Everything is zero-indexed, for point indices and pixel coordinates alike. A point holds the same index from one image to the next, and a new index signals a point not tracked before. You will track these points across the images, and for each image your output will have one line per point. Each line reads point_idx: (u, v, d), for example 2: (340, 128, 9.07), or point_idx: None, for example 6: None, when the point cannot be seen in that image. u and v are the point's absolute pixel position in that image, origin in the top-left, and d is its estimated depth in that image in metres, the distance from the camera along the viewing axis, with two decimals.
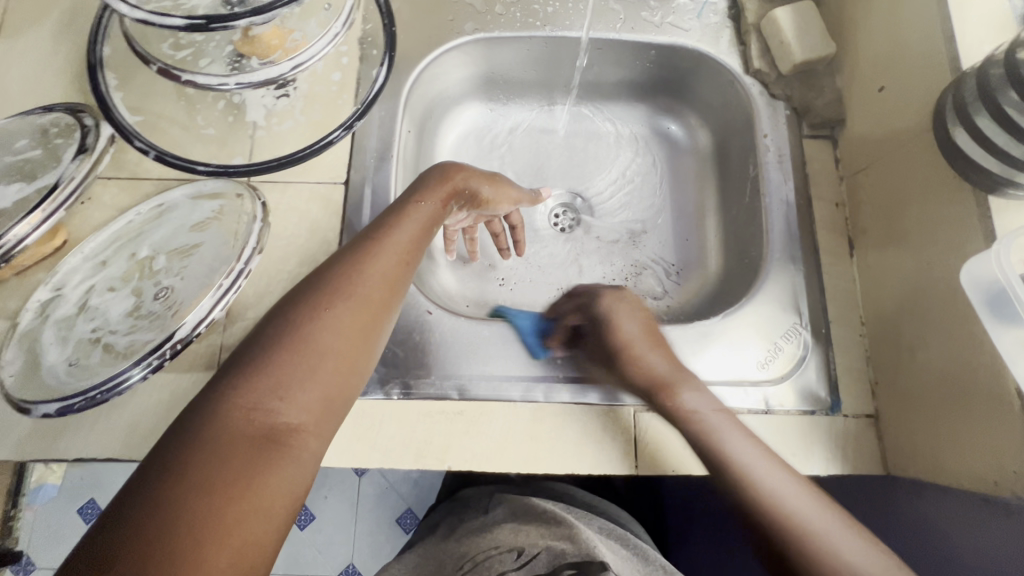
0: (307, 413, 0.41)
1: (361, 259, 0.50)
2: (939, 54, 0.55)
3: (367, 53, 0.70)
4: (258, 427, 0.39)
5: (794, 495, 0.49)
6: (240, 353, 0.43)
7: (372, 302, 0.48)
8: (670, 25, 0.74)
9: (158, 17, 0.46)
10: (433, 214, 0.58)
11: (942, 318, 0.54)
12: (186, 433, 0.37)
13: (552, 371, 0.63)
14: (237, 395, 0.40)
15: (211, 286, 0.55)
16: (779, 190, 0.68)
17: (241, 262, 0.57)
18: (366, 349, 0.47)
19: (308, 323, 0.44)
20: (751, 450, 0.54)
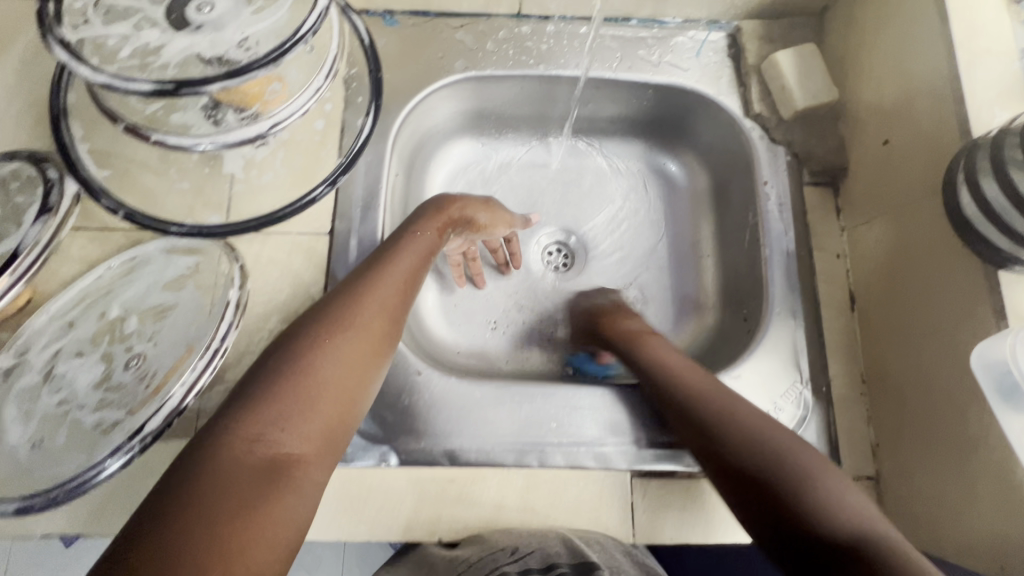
0: (308, 445, 0.41)
1: (359, 292, 0.50)
2: (948, 115, 0.53)
3: (352, 101, 0.66)
4: (260, 457, 0.38)
5: (720, 393, 0.52)
6: (240, 388, 0.42)
7: (371, 332, 0.48)
8: (669, 64, 0.71)
9: (123, 81, 0.43)
10: (428, 245, 0.58)
11: (947, 390, 0.52)
12: (180, 470, 0.36)
13: (548, 434, 0.60)
14: (238, 427, 0.39)
15: (185, 366, 0.52)
16: (779, 240, 0.66)
17: (217, 339, 0.53)
18: (364, 380, 0.46)
19: (309, 354, 0.44)
20: (681, 362, 0.57)
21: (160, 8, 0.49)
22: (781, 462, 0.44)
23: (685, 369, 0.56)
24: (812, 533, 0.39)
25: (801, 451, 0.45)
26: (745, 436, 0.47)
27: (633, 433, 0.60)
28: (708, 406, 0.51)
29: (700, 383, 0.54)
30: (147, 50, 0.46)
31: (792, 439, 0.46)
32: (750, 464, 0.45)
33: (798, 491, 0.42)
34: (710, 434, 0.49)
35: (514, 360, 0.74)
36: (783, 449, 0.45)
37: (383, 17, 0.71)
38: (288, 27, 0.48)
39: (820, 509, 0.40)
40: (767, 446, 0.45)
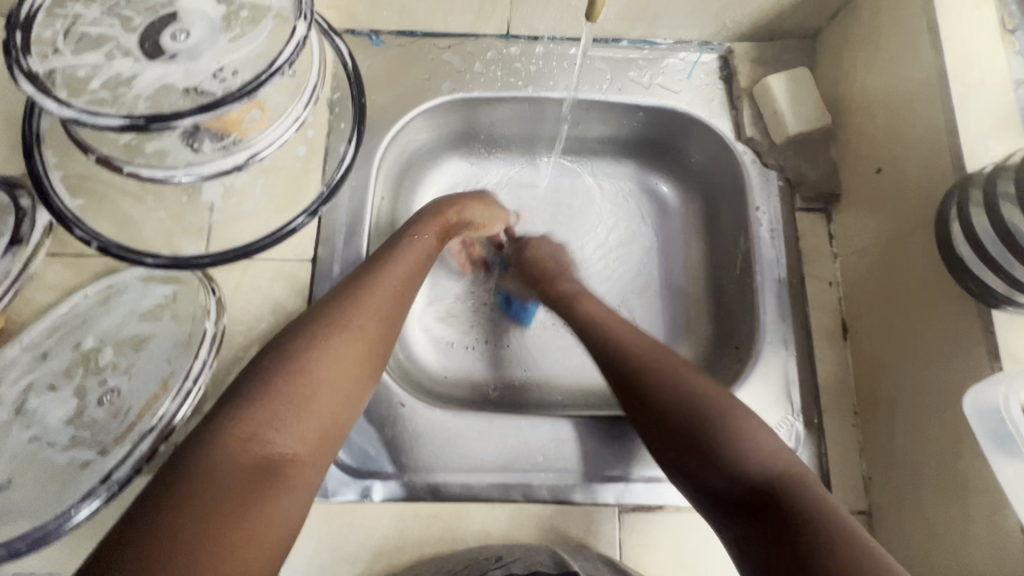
0: (303, 444, 0.43)
1: (355, 294, 0.52)
2: (941, 147, 0.52)
3: (335, 126, 0.63)
4: (256, 457, 0.40)
5: (657, 357, 0.55)
6: (237, 385, 0.44)
7: (366, 335, 0.50)
8: (659, 86, 0.70)
9: (91, 116, 0.41)
10: (426, 249, 0.60)
11: (939, 428, 0.51)
12: (178, 468, 0.38)
13: (533, 468, 0.59)
14: (234, 425, 0.41)
15: (156, 409, 0.51)
16: (770, 267, 0.65)
17: (190, 379, 0.52)
18: (358, 382, 0.48)
19: (304, 356, 0.46)
20: (620, 325, 0.60)
21: (135, 36, 0.48)
22: (718, 436, 0.48)
23: (637, 334, 0.58)
24: (747, 486, 0.45)
25: (746, 417, 0.49)
26: (685, 409, 0.50)
27: (621, 467, 0.59)
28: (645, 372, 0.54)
29: (641, 342, 0.57)
30: (119, 81, 0.45)
31: (729, 410, 0.49)
32: (695, 430, 0.48)
33: (738, 456, 0.46)
34: (650, 401, 0.52)
35: (502, 386, 0.72)
36: (725, 417, 0.49)
37: (369, 38, 0.69)
38: (265, 56, 0.46)
39: (756, 471, 0.45)
40: (712, 415, 0.49)
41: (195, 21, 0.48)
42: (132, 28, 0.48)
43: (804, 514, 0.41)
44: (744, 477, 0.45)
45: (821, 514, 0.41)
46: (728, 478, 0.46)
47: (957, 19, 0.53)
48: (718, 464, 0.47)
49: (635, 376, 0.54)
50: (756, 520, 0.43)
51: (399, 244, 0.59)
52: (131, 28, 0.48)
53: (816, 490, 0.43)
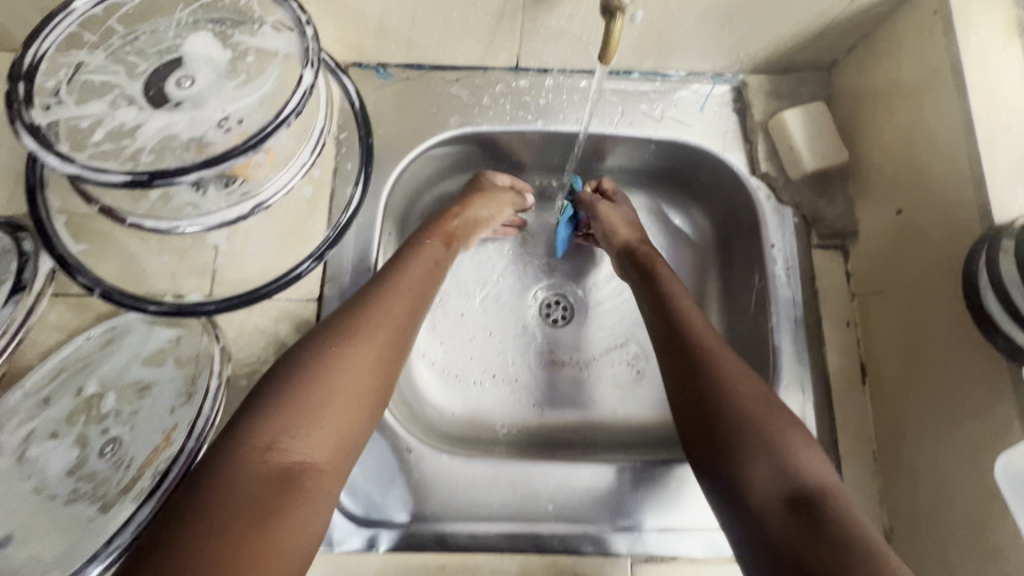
0: (320, 453, 0.44)
1: (368, 302, 0.53)
2: (966, 193, 0.50)
3: (341, 166, 0.62)
4: (274, 467, 0.42)
5: (711, 348, 0.53)
6: (257, 393, 0.46)
7: (377, 344, 0.50)
8: (672, 119, 0.69)
9: (94, 172, 0.40)
10: (435, 253, 0.61)
11: (967, 485, 0.50)
12: (200, 482, 0.40)
13: (544, 516, 0.57)
14: (253, 435, 0.43)
15: (157, 469, 0.49)
16: (787, 306, 0.63)
17: (191, 439, 0.50)
18: (374, 387, 0.49)
19: (319, 367, 0.47)
20: (675, 303, 0.59)
21: (139, 83, 0.47)
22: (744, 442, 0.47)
23: (684, 316, 0.57)
24: (771, 496, 0.44)
25: (777, 422, 0.48)
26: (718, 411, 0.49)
27: (633, 518, 0.57)
28: (688, 363, 0.53)
29: (695, 323, 0.56)
30: (122, 131, 0.44)
31: (756, 414, 0.48)
32: (715, 435, 0.48)
33: (760, 461, 0.46)
34: (687, 398, 0.52)
35: (509, 423, 0.70)
36: (755, 417, 0.48)
37: (376, 71, 0.68)
38: (270, 107, 0.45)
39: (774, 476, 0.45)
40: (739, 416, 0.48)
41: (200, 67, 0.47)
42: (136, 75, 0.47)
43: (821, 525, 0.41)
44: (762, 482, 0.45)
45: (839, 529, 0.41)
46: (744, 481, 0.46)
47: (981, 61, 0.51)
48: (736, 464, 0.47)
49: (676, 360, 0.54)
50: (770, 526, 0.43)
51: (412, 251, 0.60)
52: (135, 76, 0.47)
53: (837, 505, 0.43)
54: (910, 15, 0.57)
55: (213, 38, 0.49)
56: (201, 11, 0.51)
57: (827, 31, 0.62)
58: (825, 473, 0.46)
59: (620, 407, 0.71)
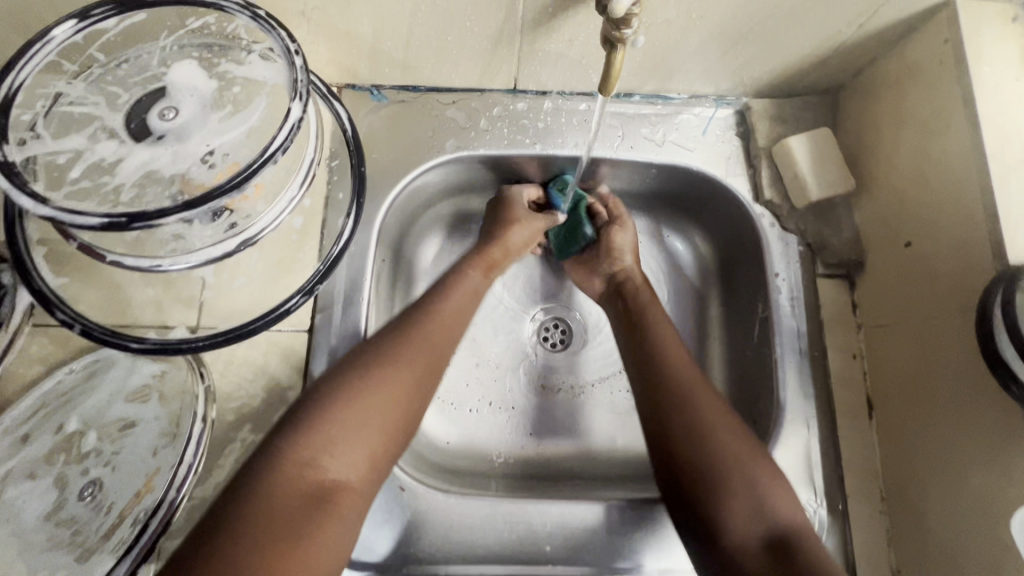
0: (352, 473, 0.45)
1: (410, 325, 0.53)
2: (978, 231, 0.49)
3: (332, 197, 0.61)
4: (309, 483, 0.42)
5: (695, 384, 0.54)
6: (299, 406, 0.47)
7: (416, 370, 0.50)
8: (673, 143, 0.67)
9: (70, 215, 0.39)
10: (477, 285, 0.61)
11: (978, 532, 0.48)
12: (235, 498, 0.40)
13: (541, 557, 0.56)
14: (293, 450, 0.43)
15: (138, 520, 0.48)
16: (791, 338, 0.62)
17: (172, 490, 0.49)
18: (410, 412, 0.49)
19: (357, 387, 0.47)
20: (659, 332, 0.59)
21: (120, 115, 0.45)
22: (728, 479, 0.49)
23: (667, 351, 0.58)
24: (753, 535, 0.47)
25: (755, 462, 0.50)
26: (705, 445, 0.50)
27: (633, 558, 0.56)
28: (678, 394, 0.54)
29: (676, 355, 0.57)
30: (101, 167, 0.42)
31: (739, 450, 0.50)
32: (705, 469, 0.49)
33: (740, 499, 0.48)
34: (671, 428, 0.52)
35: (506, 453, 0.68)
36: (736, 456, 0.50)
37: (370, 93, 0.66)
38: (256, 142, 0.43)
39: (751, 515, 0.48)
40: (719, 455, 0.50)
41: (184, 97, 0.45)
42: (118, 106, 0.45)
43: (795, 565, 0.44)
44: (740, 519, 0.47)
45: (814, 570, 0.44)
46: (721, 518, 0.48)
47: (991, 96, 0.50)
48: (716, 502, 0.48)
49: (654, 397, 0.55)
50: (745, 561, 0.46)
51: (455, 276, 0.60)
52: (117, 107, 0.45)
53: (808, 544, 0.46)
54: (919, 43, 0.55)
55: (198, 66, 0.47)
56: (185, 36, 0.48)
57: (833, 57, 0.60)
58: (797, 512, 0.48)
59: (620, 436, 0.69)
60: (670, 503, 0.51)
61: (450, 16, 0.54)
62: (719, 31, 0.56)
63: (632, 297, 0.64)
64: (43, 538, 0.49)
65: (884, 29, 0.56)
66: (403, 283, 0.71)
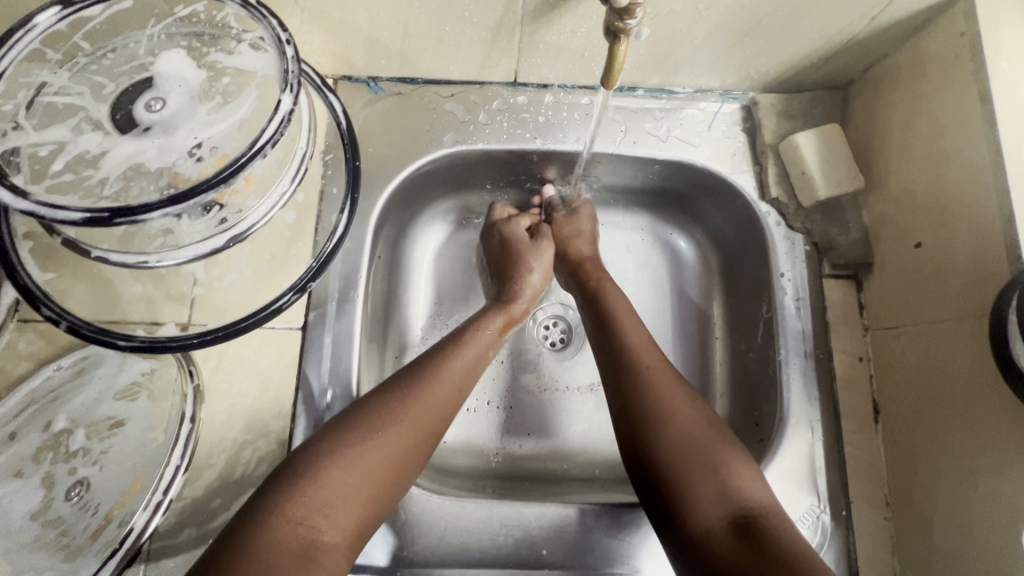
0: (342, 534, 0.43)
1: (417, 384, 0.51)
2: (993, 232, 0.48)
3: (327, 192, 0.59)
4: (298, 541, 0.41)
5: (661, 372, 0.54)
6: (296, 457, 0.45)
7: (420, 430, 0.49)
8: (677, 139, 0.65)
9: (51, 210, 0.37)
10: (490, 341, 0.59)
11: (987, 543, 0.47)
12: (231, 551, 0.39)
13: (537, 562, 0.55)
14: (288, 507, 0.42)
15: (125, 523, 0.49)
16: (796, 340, 0.60)
17: (160, 493, 0.50)
18: (403, 475, 0.48)
19: (358, 444, 0.46)
20: (627, 324, 0.59)
21: (105, 105, 0.43)
22: (700, 471, 0.47)
23: (633, 341, 0.57)
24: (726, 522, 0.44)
25: (723, 449, 0.48)
26: (672, 436, 0.49)
27: (631, 564, 0.55)
28: (645, 386, 0.52)
29: (641, 343, 0.57)
30: (85, 159, 0.41)
31: (708, 438, 0.49)
32: (675, 463, 0.48)
33: (706, 483, 0.46)
34: (638, 421, 0.51)
35: (503, 453, 0.67)
36: (703, 443, 0.48)
37: (367, 85, 0.65)
38: (246, 135, 0.42)
39: (718, 498, 0.46)
40: (686, 442, 0.49)
41: (172, 88, 0.44)
42: (103, 96, 0.44)
43: (764, 546, 0.42)
44: (706, 504, 0.45)
45: (783, 549, 0.42)
46: (688, 503, 0.46)
47: (1008, 93, 0.48)
48: (683, 489, 0.47)
49: (623, 384, 0.54)
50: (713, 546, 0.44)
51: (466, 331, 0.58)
52: (102, 97, 0.44)
53: (778, 526, 0.44)
54: (934, 37, 0.54)
55: (186, 56, 0.45)
56: (173, 24, 0.47)
57: (844, 51, 0.59)
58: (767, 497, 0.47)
59: None
60: (643, 495, 0.49)
61: (448, 6, 0.52)
62: (726, 23, 0.54)
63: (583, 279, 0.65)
64: (28, 538, 0.47)
65: (898, 21, 0.54)
66: (399, 280, 0.69)
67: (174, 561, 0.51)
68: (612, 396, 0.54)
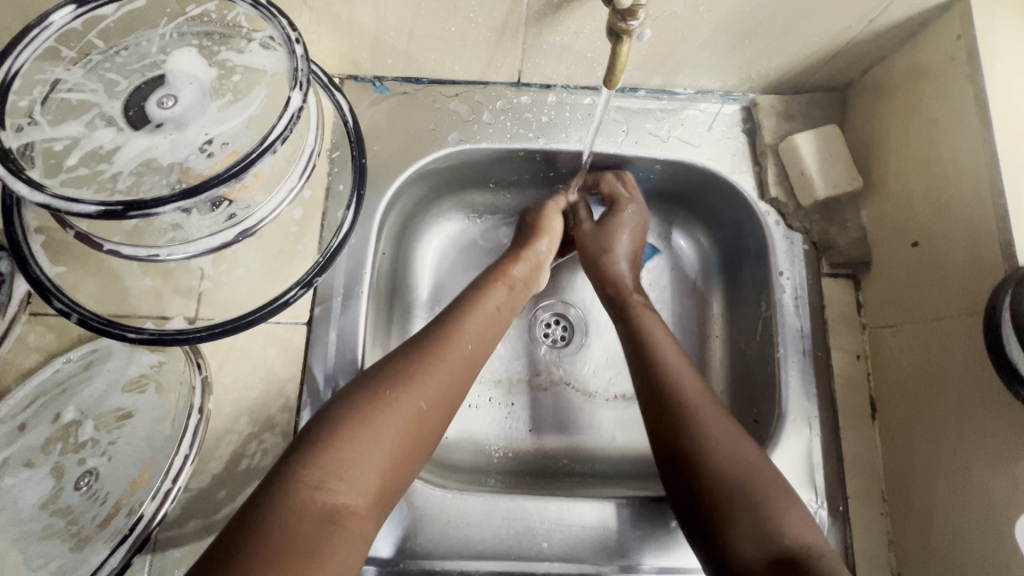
0: (365, 498, 0.44)
1: (431, 350, 0.52)
2: (988, 230, 0.48)
3: (333, 189, 0.61)
4: (319, 505, 0.41)
5: (698, 395, 0.53)
6: (312, 428, 0.46)
7: (436, 394, 0.49)
8: (678, 140, 0.66)
9: (65, 202, 0.38)
10: (502, 304, 0.59)
11: (983, 537, 0.47)
12: (249, 519, 0.39)
13: (538, 556, 0.55)
14: (304, 472, 0.42)
15: (134, 512, 0.49)
16: (795, 338, 0.61)
17: (169, 481, 0.50)
18: (422, 439, 0.48)
19: (375, 408, 0.46)
20: (667, 346, 0.58)
21: (118, 102, 0.44)
22: (743, 505, 0.46)
23: (668, 361, 0.56)
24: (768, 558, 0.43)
25: (765, 482, 0.47)
26: (718, 469, 0.48)
27: (631, 558, 0.56)
28: (683, 411, 0.52)
29: (682, 372, 0.55)
30: (99, 155, 0.42)
31: (751, 469, 0.48)
32: (717, 495, 0.47)
33: (745, 513, 0.45)
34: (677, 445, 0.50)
35: (505, 447, 0.68)
36: (742, 474, 0.48)
37: (372, 84, 0.66)
38: (256, 132, 0.42)
39: (757, 532, 0.44)
40: (729, 473, 0.48)
41: (184, 85, 0.44)
42: (117, 93, 0.45)
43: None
44: (749, 540, 0.44)
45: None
46: (731, 536, 0.45)
47: (1003, 94, 0.49)
48: (720, 517, 0.46)
49: (659, 410, 0.53)
50: None
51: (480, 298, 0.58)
52: (115, 93, 0.45)
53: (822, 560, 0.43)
54: (931, 40, 0.54)
55: (197, 54, 0.46)
56: (185, 24, 0.48)
57: (842, 53, 0.60)
58: (810, 531, 0.45)
59: (620, 433, 0.68)
60: (684, 522, 0.49)
61: (454, 7, 0.53)
62: (728, 25, 0.55)
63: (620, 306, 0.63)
64: (38, 527, 0.48)
65: (894, 25, 0.55)
66: (403, 276, 0.70)
67: (177, 553, 0.52)
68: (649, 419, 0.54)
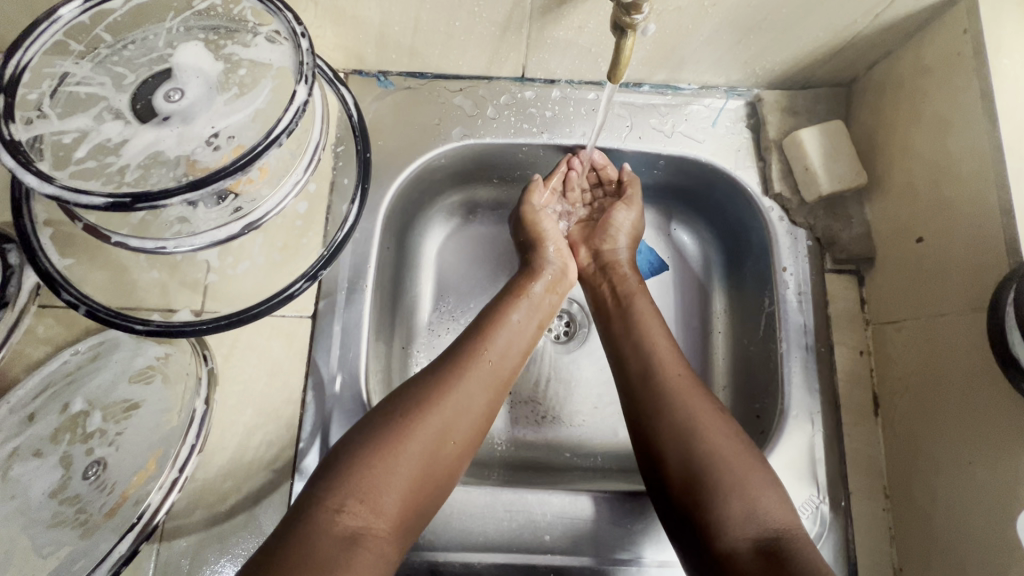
0: (389, 521, 0.45)
1: (451, 373, 0.52)
2: (993, 225, 0.48)
3: (338, 182, 0.62)
4: (344, 527, 0.42)
5: (681, 380, 0.54)
6: (335, 452, 0.47)
7: (457, 416, 0.50)
8: (682, 135, 0.66)
9: (74, 194, 0.38)
10: (525, 332, 0.60)
11: (984, 532, 0.47)
12: (277, 543, 0.41)
13: (541, 548, 0.56)
14: (327, 496, 0.43)
15: (142, 499, 0.50)
16: (798, 333, 0.61)
17: (175, 470, 0.52)
18: (444, 460, 0.49)
19: (395, 432, 0.47)
20: (654, 334, 0.59)
21: (125, 95, 0.45)
22: (727, 491, 0.47)
23: (658, 354, 0.56)
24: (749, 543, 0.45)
25: (744, 464, 0.48)
26: (703, 458, 0.49)
27: (632, 550, 0.56)
28: (666, 400, 0.53)
29: (665, 356, 0.56)
30: (106, 147, 0.42)
31: (733, 455, 0.49)
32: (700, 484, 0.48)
33: (734, 501, 0.47)
34: (660, 437, 0.51)
35: (507, 441, 0.68)
36: (731, 462, 0.48)
37: (377, 79, 0.66)
38: (262, 125, 0.43)
39: (744, 520, 0.46)
40: (712, 459, 0.49)
41: (190, 79, 0.45)
42: (124, 86, 0.45)
43: (787, 565, 0.42)
44: (735, 523, 0.46)
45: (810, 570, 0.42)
46: (715, 520, 0.46)
47: (1010, 89, 0.49)
48: (710, 507, 0.47)
49: (643, 397, 0.54)
50: (739, 566, 0.44)
51: (499, 320, 0.59)
52: (122, 87, 0.45)
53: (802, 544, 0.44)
54: (937, 34, 0.54)
55: (205, 49, 0.47)
56: (191, 18, 0.48)
57: (847, 49, 0.59)
58: (786, 510, 0.47)
59: (621, 428, 0.69)
60: (665, 512, 0.50)
61: (458, 1, 0.53)
62: (733, 20, 0.55)
63: (620, 281, 0.65)
64: (47, 515, 0.49)
65: (901, 19, 0.55)
66: (407, 271, 0.71)
67: (184, 543, 0.52)
68: (632, 411, 0.55)
